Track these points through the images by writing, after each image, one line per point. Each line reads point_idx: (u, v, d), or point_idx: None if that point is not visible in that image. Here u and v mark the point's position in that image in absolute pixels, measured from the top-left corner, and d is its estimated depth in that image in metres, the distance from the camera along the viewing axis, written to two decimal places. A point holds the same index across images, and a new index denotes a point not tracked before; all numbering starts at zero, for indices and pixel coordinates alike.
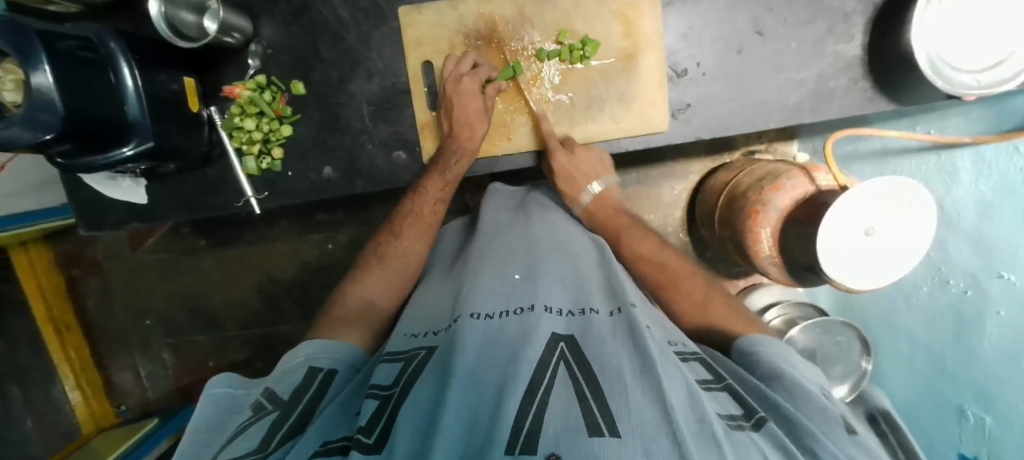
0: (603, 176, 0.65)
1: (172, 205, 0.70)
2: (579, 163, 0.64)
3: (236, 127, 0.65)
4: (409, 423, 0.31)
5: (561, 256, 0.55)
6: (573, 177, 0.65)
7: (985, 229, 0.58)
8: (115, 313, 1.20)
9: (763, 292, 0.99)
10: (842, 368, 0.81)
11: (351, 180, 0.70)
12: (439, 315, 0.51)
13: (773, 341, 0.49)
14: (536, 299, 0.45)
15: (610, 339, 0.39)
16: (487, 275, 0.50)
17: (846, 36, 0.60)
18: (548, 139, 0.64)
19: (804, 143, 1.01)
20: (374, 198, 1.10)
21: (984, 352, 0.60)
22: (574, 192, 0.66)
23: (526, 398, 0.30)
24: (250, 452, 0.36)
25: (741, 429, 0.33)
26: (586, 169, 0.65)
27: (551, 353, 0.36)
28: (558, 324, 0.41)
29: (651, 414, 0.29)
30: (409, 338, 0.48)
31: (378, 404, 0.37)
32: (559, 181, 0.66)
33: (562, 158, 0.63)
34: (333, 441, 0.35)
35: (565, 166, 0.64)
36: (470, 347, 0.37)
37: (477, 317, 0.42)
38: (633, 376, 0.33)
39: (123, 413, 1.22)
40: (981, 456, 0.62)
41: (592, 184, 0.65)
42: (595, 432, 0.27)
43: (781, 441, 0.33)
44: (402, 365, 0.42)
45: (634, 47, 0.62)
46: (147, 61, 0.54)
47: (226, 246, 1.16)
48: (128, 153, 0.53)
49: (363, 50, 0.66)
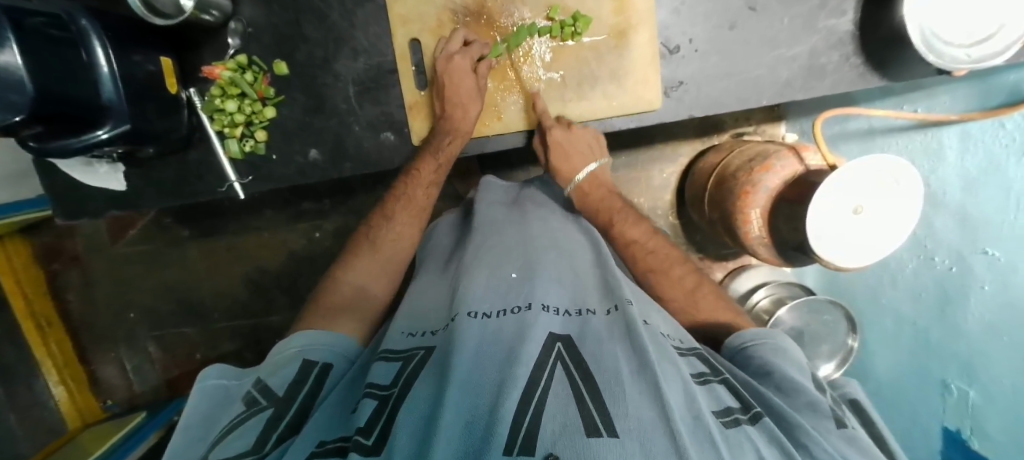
0: (598, 157, 0.66)
1: (153, 192, 0.68)
2: (575, 140, 0.63)
3: (217, 109, 0.63)
4: (408, 424, 0.31)
5: (558, 254, 0.55)
6: (567, 154, 0.64)
7: (971, 206, 0.59)
8: (98, 307, 1.18)
9: (751, 274, 1.00)
10: (828, 346, 0.83)
11: (338, 164, 0.68)
12: (433, 314, 0.51)
13: (772, 337, 0.49)
14: (532, 297, 0.45)
15: (608, 337, 0.39)
16: (483, 273, 0.50)
17: (838, 11, 0.59)
18: (543, 116, 0.63)
19: (793, 125, 1.02)
20: (362, 186, 1.08)
21: (969, 328, 0.61)
22: (567, 171, 0.65)
23: (524, 398, 0.30)
24: (243, 453, 0.35)
25: (738, 425, 0.33)
26: (581, 146, 0.64)
27: (549, 353, 0.36)
28: (555, 322, 0.42)
29: (649, 415, 0.29)
30: (408, 336, 0.47)
31: (376, 405, 0.36)
32: (553, 158, 0.64)
33: (558, 132, 0.62)
34: (330, 441, 0.34)
35: (561, 142, 0.63)
36: (467, 348, 0.36)
37: (474, 316, 0.42)
38: (632, 377, 0.33)
39: (111, 408, 1.20)
40: (963, 429, 0.64)
41: (588, 163, 0.65)
42: (594, 433, 0.27)
43: (777, 436, 0.33)
44: (401, 364, 0.42)
45: (626, 23, 0.61)
46: (121, 39, 0.51)
47: (211, 237, 1.14)
48: (103, 136, 0.51)
49: (347, 29, 0.64)
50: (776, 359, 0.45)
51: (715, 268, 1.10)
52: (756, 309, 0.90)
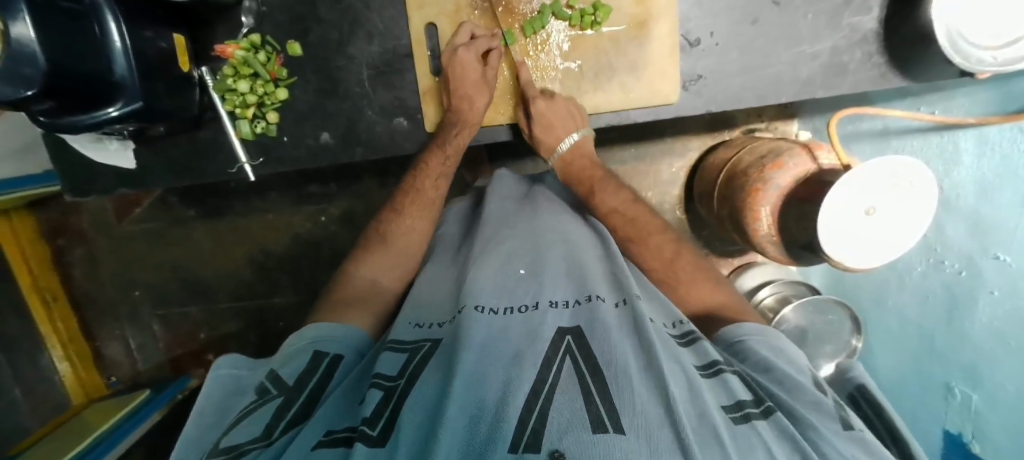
0: (579, 127, 0.63)
1: (162, 170, 0.68)
2: (557, 109, 0.62)
3: (228, 89, 0.62)
4: (414, 421, 0.31)
5: (567, 248, 0.55)
6: (550, 123, 0.63)
7: (984, 212, 0.58)
8: (103, 284, 1.19)
9: (757, 270, 0.99)
10: (831, 346, 0.83)
11: (349, 148, 0.68)
12: (439, 306, 0.51)
13: (772, 335, 0.49)
14: (540, 295, 0.45)
15: (615, 329, 0.39)
16: (490, 267, 0.50)
17: (864, 8, 0.58)
18: (527, 88, 0.63)
19: (805, 122, 1.01)
20: (369, 171, 1.08)
21: (974, 332, 0.61)
22: (549, 140, 0.64)
23: (532, 396, 0.30)
24: (252, 440, 0.36)
25: (748, 420, 0.33)
26: (563, 116, 0.63)
27: (557, 348, 0.36)
28: (563, 318, 0.41)
29: (655, 412, 0.29)
30: (415, 327, 0.47)
31: (382, 396, 0.36)
32: (536, 129, 0.63)
33: (541, 102, 0.61)
34: (337, 431, 0.35)
35: (543, 112, 0.62)
36: (475, 342, 0.36)
37: (482, 310, 0.42)
38: (638, 373, 0.33)
39: (114, 384, 1.22)
40: (965, 433, 0.65)
41: (570, 133, 0.64)
42: (600, 428, 0.27)
43: (789, 432, 0.33)
44: (407, 357, 0.42)
45: (647, 13, 0.60)
46: (135, 14, 0.50)
47: (215, 218, 1.14)
48: (114, 114, 0.51)
49: (362, 10, 0.63)
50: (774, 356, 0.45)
51: (720, 265, 1.10)
52: (760, 306, 0.89)
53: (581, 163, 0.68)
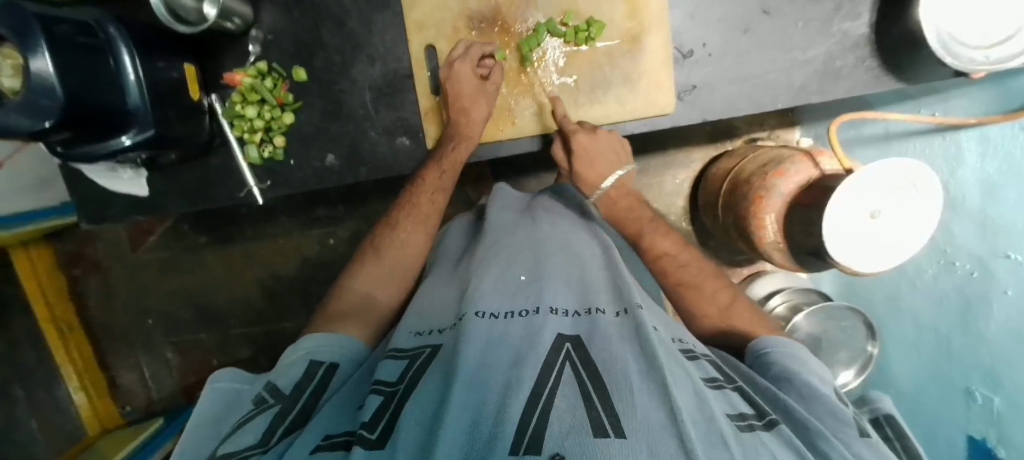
0: (624, 163, 0.68)
1: (176, 198, 0.70)
2: (599, 144, 0.64)
3: (238, 115, 0.64)
4: (412, 424, 0.31)
5: (566, 255, 0.55)
6: (591, 159, 0.65)
7: (991, 212, 0.57)
8: (116, 312, 1.20)
9: (767, 279, 0.98)
10: (846, 353, 0.81)
11: (355, 168, 0.69)
12: (440, 314, 0.51)
13: (794, 347, 0.48)
14: (541, 300, 0.45)
15: (616, 338, 0.39)
16: (491, 275, 0.50)
17: (853, 14, 0.59)
18: (565, 122, 0.63)
19: (807, 130, 1.01)
20: (376, 192, 1.10)
21: (990, 333, 0.60)
22: (595, 176, 0.67)
23: (531, 400, 0.30)
24: (249, 448, 0.36)
25: (752, 430, 0.33)
26: (604, 150, 0.65)
27: (557, 353, 0.36)
28: (564, 324, 0.41)
29: (657, 415, 0.29)
30: (415, 335, 0.47)
31: (381, 401, 0.36)
32: (579, 164, 0.65)
33: (582, 136, 0.63)
34: (336, 435, 0.35)
35: (586, 147, 0.63)
36: (475, 347, 0.37)
37: (482, 315, 0.42)
38: (638, 377, 0.33)
39: (128, 414, 1.22)
40: (989, 438, 0.62)
41: (615, 169, 0.67)
42: (601, 433, 0.27)
43: (794, 443, 0.32)
44: (407, 363, 0.42)
45: (640, 27, 0.62)
46: (146, 48, 0.53)
47: (225, 242, 1.16)
48: (127, 142, 0.53)
49: (365, 35, 0.66)
50: (796, 367, 0.44)
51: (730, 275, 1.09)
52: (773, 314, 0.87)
53: (625, 200, 0.70)
